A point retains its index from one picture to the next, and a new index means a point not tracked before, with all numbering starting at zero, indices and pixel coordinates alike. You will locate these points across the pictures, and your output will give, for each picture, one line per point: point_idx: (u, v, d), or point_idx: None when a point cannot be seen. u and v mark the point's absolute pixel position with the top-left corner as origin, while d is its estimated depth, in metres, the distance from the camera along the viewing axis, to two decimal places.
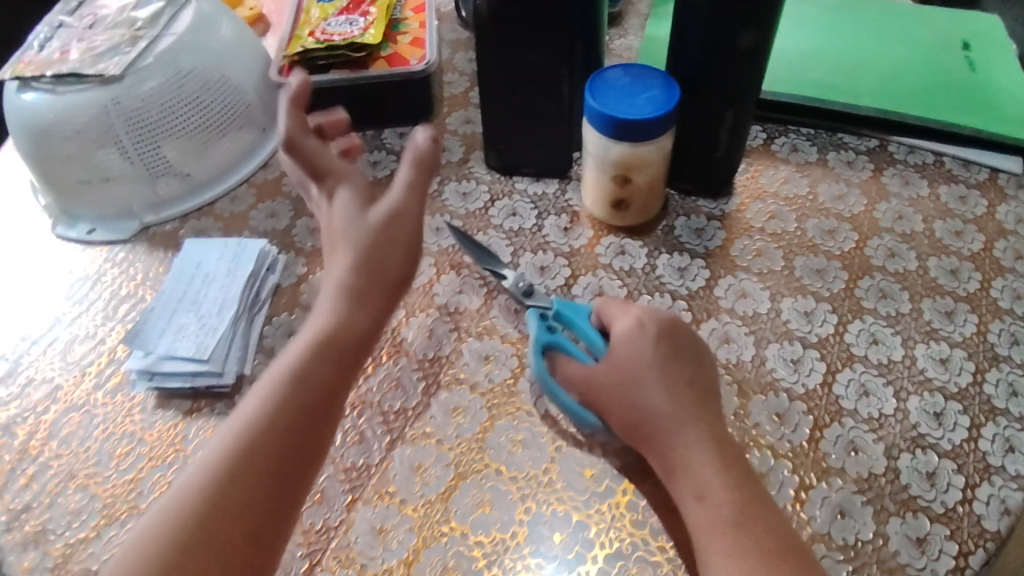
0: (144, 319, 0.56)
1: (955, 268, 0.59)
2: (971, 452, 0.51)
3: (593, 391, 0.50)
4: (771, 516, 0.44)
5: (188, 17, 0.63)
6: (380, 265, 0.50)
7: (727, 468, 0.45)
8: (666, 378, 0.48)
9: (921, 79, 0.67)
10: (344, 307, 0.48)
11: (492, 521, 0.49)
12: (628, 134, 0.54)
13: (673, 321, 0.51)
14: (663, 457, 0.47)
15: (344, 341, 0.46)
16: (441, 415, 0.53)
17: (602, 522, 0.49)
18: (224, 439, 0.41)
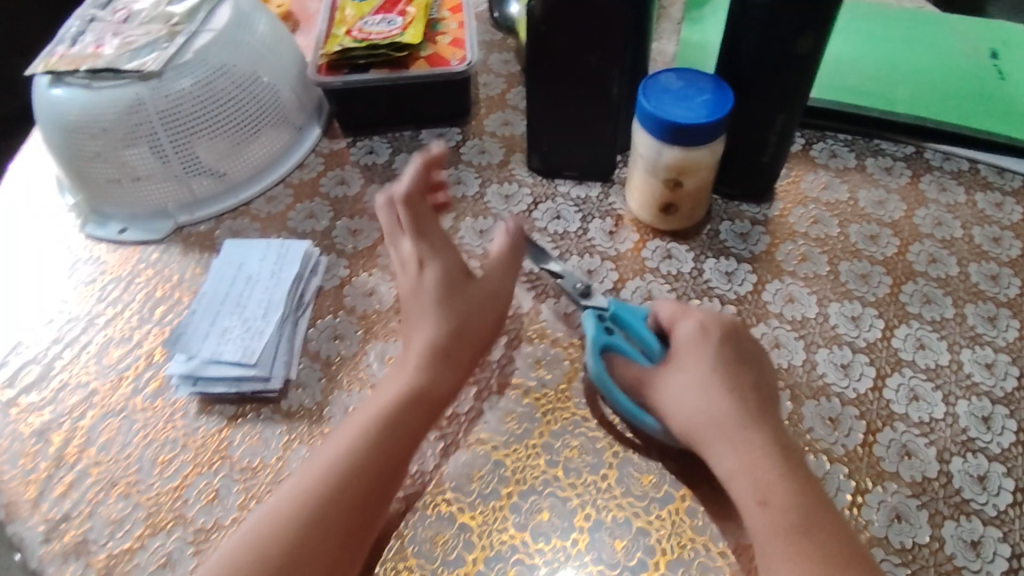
0: (185, 322, 0.55)
1: (995, 273, 0.60)
2: (1021, 456, 0.52)
3: (654, 392, 0.49)
4: (831, 521, 0.44)
5: (224, 15, 0.63)
6: (470, 328, 0.51)
7: (790, 472, 0.45)
8: (729, 382, 0.48)
9: (955, 86, 0.68)
10: (433, 367, 0.49)
11: (552, 529, 0.48)
12: (684, 138, 0.54)
13: (736, 325, 0.51)
14: (721, 459, 0.47)
15: (414, 414, 0.47)
16: (495, 421, 0.52)
17: (662, 530, 0.48)
18: (304, 488, 0.42)
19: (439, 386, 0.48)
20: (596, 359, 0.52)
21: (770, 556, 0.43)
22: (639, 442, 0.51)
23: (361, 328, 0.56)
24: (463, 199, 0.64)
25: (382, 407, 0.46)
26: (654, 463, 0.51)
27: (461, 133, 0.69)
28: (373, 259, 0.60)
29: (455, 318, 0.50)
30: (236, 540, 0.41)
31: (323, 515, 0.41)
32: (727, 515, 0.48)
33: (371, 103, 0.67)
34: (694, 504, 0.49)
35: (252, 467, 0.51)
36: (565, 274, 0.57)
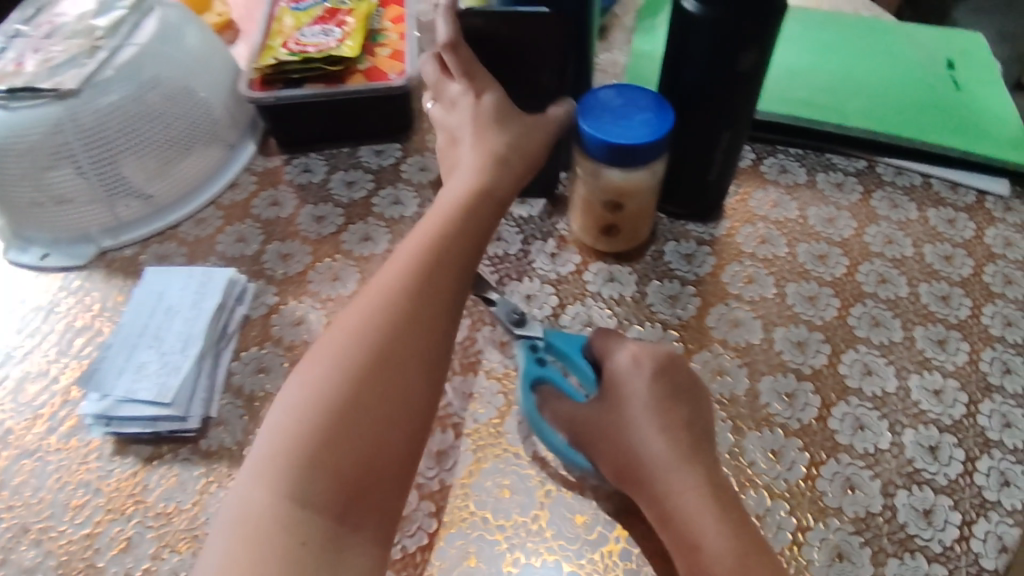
0: (100, 357, 0.53)
1: (946, 294, 0.58)
2: (968, 487, 0.50)
3: (586, 432, 0.48)
4: (772, 565, 0.41)
5: (151, 27, 0.59)
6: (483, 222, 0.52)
7: (726, 515, 0.43)
8: (663, 417, 0.46)
9: (911, 98, 0.66)
10: (454, 220, 0.50)
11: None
12: (626, 158, 0.52)
13: (671, 356, 0.48)
14: (655, 503, 0.44)
15: (448, 276, 0.47)
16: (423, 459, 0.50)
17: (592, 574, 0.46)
18: (344, 356, 0.42)
19: (466, 250, 0.50)
20: (530, 394, 0.51)
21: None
22: (572, 479, 0.50)
23: (287, 361, 0.54)
24: (400, 219, 0.61)
25: (416, 265, 0.47)
26: (586, 503, 0.49)
27: (401, 149, 0.66)
28: (303, 286, 0.57)
29: (485, 170, 0.53)
30: (282, 422, 0.40)
31: (384, 388, 0.42)
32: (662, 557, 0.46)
33: (307, 119, 0.64)
34: (626, 546, 0.47)
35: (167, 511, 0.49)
36: (502, 301, 0.55)
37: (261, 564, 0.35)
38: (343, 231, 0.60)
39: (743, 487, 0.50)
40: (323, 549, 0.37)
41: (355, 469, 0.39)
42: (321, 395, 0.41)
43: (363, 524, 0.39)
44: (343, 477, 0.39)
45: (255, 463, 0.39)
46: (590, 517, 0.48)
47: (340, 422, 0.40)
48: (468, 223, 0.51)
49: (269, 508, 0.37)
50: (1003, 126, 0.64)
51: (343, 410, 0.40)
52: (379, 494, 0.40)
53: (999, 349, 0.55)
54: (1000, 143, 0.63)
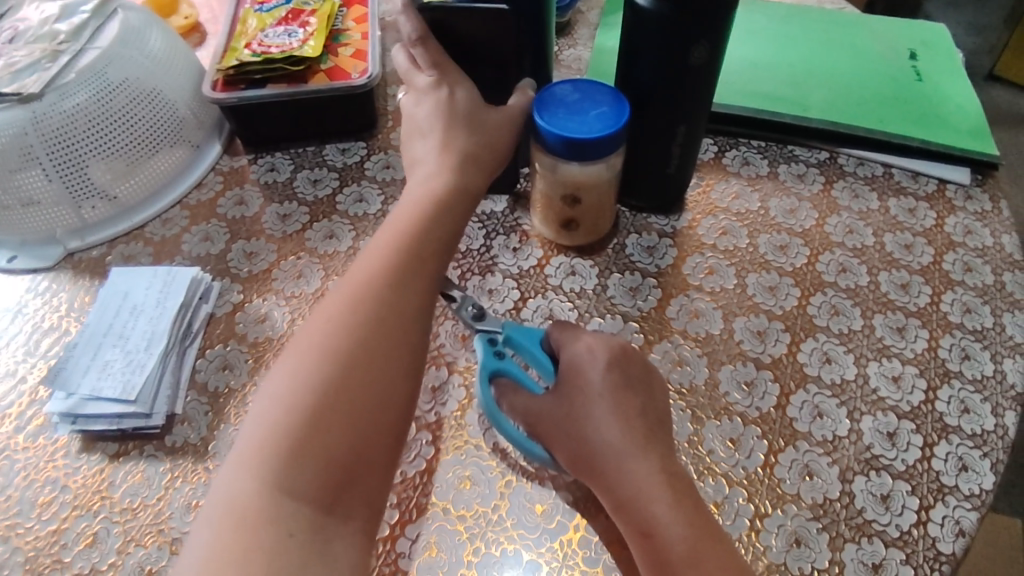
0: (66, 356, 0.53)
1: (906, 282, 0.59)
2: (925, 473, 0.50)
3: (541, 423, 0.48)
4: (725, 551, 0.42)
5: (114, 30, 0.60)
6: (452, 218, 0.51)
7: (679, 503, 0.43)
8: (620, 409, 0.46)
9: (872, 89, 0.66)
10: (424, 219, 0.49)
11: (438, 565, 0.46)
12: (579, 152, 0.52)
13: (625, 347, 0.49)
14: (609, 492, 0.45)
15: (426, 265, 0.47)
16: None
17: (553, 562, 0.46)
18: (316, 348, 0.41)
19: (442, 241, 0.49)
20: (488, 387, 0.51)
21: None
22: (532, 470, 0.50)
23: (251, 358, 0.54)
24: (365, 216, 0.62)
25: (393, 255, 0.47)
26: (545, 493, 0.49)
27: (365, 147, 0.67)
28: (268, 283, 0.58)
29: (453, 166, 0.53)
30: (266, 412, 0.39)
31: (367, 375, 0.41)
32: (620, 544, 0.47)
33: (271, 119, 0.64)
34: (585, 533, 0.47)
35: (132, 507, 0.49)
36: (465, 299, 0.55)
37: (248, 555, 0.35)
38: (308, 229, 0.61)
39: (701, 476, 0.50)
40: (309, 537, 0.36)
41: (341, 457, 0.39)
42: (296, 387, 0.40)
43: (351, 512, 0.38)
44: (330, 465, 0.38)
45: (237, 459, 0.38)
46: (551, 506, 0.49)
47: (323, 410, 0.39)
48: (445, 215, 0.50)
49: (255, 500, 0.36)
50: (962, 115, 0.65)
51: (328, 398, 0.39)
52: (366, 483, 0.39)
53: (957, 336, 0.56)
54: (959, 131, 0.64)
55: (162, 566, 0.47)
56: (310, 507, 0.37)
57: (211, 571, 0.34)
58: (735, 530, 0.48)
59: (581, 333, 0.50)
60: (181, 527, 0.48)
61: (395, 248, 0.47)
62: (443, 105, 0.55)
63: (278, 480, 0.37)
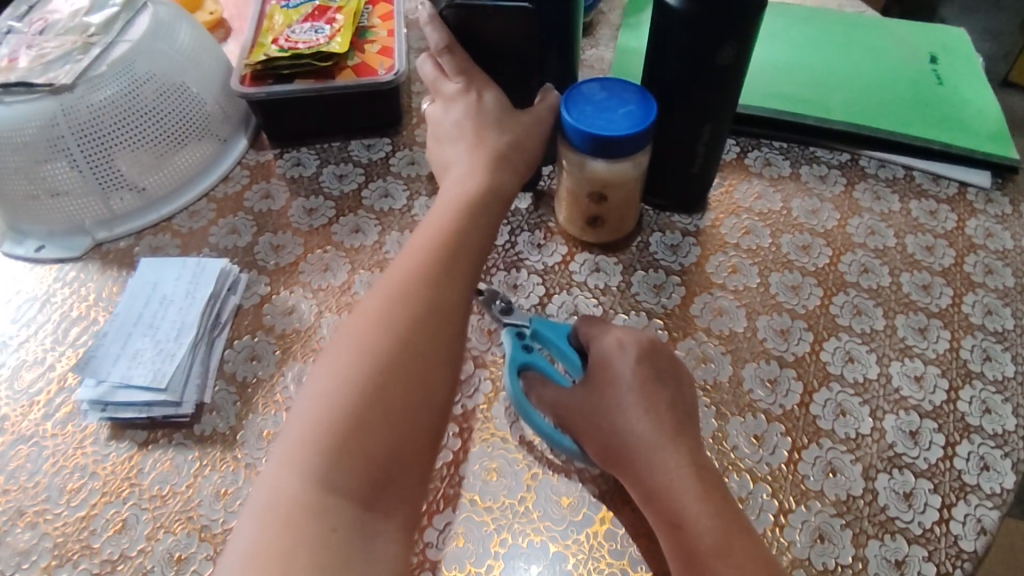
0: (96, 345, 0.53)
1: (927, 283, 0.59)
2: (947, 471, 0.51)
3: (571, 415, 0.48)
4: (752, 543, 0.42)
5: (144, 23, 0.61)
6: (485, 213, 0.50)
7: (707, 494, 0.43)
8: (651, 404, 0.46)
9: (892, 92, 0.67)
10: (460, 217, 0.49)
11: (466, 555, 0.47)
12: (606, 150, 0.53)
13: (654, 340, 0.49)
14: (637, 483, 0.45)
15: (464, 262, 0.47)
16: None
17: (580, 553, 0.47)
18: (358, 344, 0.41)
19: (480, 238, 0.49)
20: (516, 376, 0.52)
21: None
22: (559, 462, 0.50)
23: (279, 348, 0.55)
24: (390, 211, 0.62)
25: (432, 252, 0.47)
26: (573, 485, 0.50)
27: (390, 143, 0.67)
28: (295, 276, 0.58)
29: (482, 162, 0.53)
30: (308, 409, 0.40)
31: (407, 373, 0.41)
32: (647, 537, 0.47)
33: (298, 115, 0.65)
34: (612, 526, 0.48)
35: (162, 494, 0.49)
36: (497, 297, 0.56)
37: (291, 552, 0.35)
38: (334, 223, 0.61)
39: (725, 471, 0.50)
40: (350, 534, 0.36)
41: (384, 454, 0.39)
42: (338, 384, 0.40)
43: (391, 509, 0.39)
44: (371, 463, 0.38)
45: (280, 456, 0.39)
46: (577, 498, 0.49)
47: (369, 407, 0.39)
48: (481, 213, 0.50)
49: (297, 496, 0.37)
50: (981, 118, 0.65)
51: (370, 396, 0.40)
52: (407, 480, 0.39)
53: (979, 337, 0.56)
54: (979, 135, 0.64)
55: (191, 553, 0.47)
56: (349, 504, 0.37)
57: (253, 567, 0.34)
58: (760, 524, 0.48)
59: (611, 328, 0.51)
60: (210, 515, 0.48)
61: (433, 245, 0.47)
62: (468, 105, 0.56)
63: (317, 478, 0.37)
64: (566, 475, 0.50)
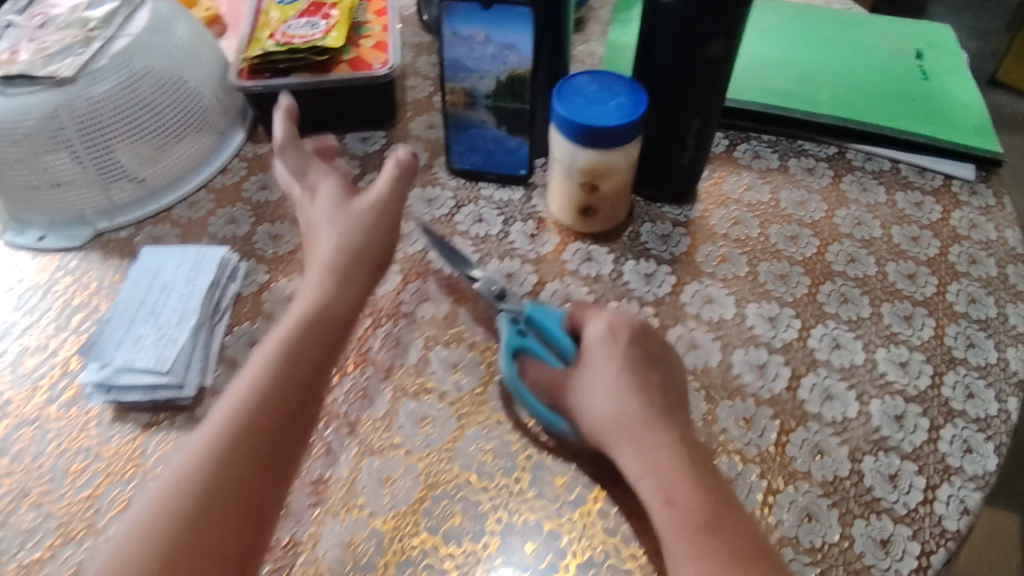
0: (100, 330, 0.55)
1: (913, 273, 0.60)
2: (931, 454, 0.52)
3: (564, 396, 0.49)
4: (741, 520, 0.43)
5: (144, 18, 0.61)
6: (360, 256, 0.51)
7: (697, 472, 0.45)
8: (641, 386, 0.47)
9: (879, 87, 0.68)
10: (331, 286, 0.49)
11: (463, 533, 0.48)
12: (597, 141, 0.54)
13: (645, 326, 0.51)
14: (628, 462, 0.46)
15: (324, 352, 0.46)
16: (410, 425, 0.53)
17: (572, 530, 0.48)
18: (204, 432, 0.41)
19: (341, 325, 0.48)
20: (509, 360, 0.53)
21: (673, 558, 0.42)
22: (554, 445, 0.52)
23: None
24: None
25: (294, 329, 0.46)
26: (567, 466, 0.51)
27: (386, 137, 0.68)
28: (293, 265, 0.60)
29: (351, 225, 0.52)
30: (146, 501, 0.38)
31: (248, 460, 0.40)
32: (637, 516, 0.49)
33: None
34: (604, 503, 0.49)
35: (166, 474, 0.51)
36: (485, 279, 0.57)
37: None
38: None
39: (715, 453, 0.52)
40: None
41: (204, 541, 0.37)
42: (173, 478, 0.39)
43: None
44: (195, 558, 0.36)
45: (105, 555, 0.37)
46: (570, 478, 0.51)
47: (201, 505, 0.38)
48: (349, 275, 0.50)
49: None
50: (966, 113, 0.67)
51: (202, 489, 0.38)
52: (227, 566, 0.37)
53: (963, 325, 0.58)
54: (965, 129, 0.66)
55: None
56: None
57: None
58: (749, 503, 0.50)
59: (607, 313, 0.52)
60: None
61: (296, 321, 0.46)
62: None
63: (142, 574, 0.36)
64: (560, 457, 0.52)
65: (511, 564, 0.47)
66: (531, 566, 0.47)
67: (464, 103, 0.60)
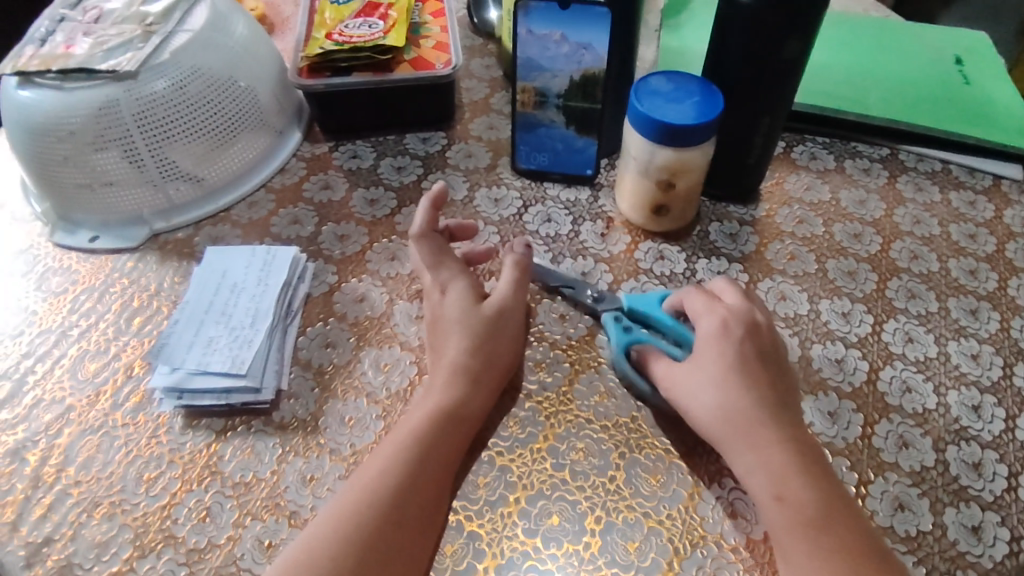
0: (168, 333, 0.53)
1: (974, 268, 0.61)
2: (1012, 442, 0.52)
3: (674, 385, 0.49)
4: (854, 518, 0.43)
5: (202, 14, 0.59)
6: (493, 354, 0.50)
7: (808, 469, 0.44)
8: (752, 377, 0.47)
9: (926, 90, 0.70)
10: (464, 386, 0.49)
11: (562, 534, 0.47)
12: (676, 140, 0.54)
13: (757, 323, 0.50)
14: (735, 455, 0.46)
15: (451, 445, 0.47)
16: (498, 425, 0.52)
17: (675, 527, 0.47)
18: (336, 516, 0.42)
19: (466, 438, 0.48)
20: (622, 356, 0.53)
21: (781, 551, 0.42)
22: (644, 440, 0.51)
23: (354, 335, 0.54)
24: (452, 202, 0.63)
25: (429, 426, 0.46)
26: (660, 462, 0.50)
27: (445, 137, 0.68)
28: (362, 265, 0.58)
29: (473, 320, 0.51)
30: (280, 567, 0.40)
31: None
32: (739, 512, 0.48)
33: (354, 108, 0.65)
34: (702, 500, 0.48)
35: (246, 482, 0.48)
36: (578, 285, 0.57)
37: None
38: (397, 213, 0.62)
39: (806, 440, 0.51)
40: None
41: None
42: (307, 552, 0.40)
43: None
44: None
45: None
46: (664, 475, 0.49)
47: None
48: (481, 377, 0.49)
49: None
50: (1011, 114, 0.69)
51: None
52: None
53: None
54: (1011, 129, 0.68)
55: (282, 539, 0.46)
56: None
57: None
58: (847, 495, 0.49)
59: (712, 302, 0.51)
60: (298, 502, 0.47)
61: (431, 421, 0.46)
62: None
63: None
64: (652, 454, 0.50)
65: (616, 565, 0.46)
66: (637, 565, 0.46)
67: (534, 103, 0.60)
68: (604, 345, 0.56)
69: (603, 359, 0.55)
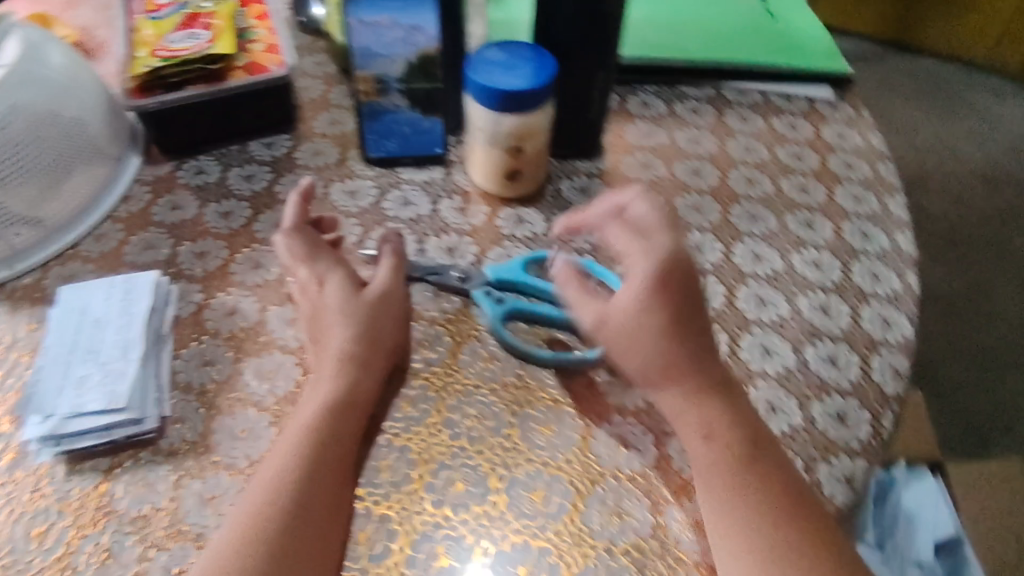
0: (35, 381, 0.51)
1: (804, 184, 0.67)
2: (858, 333, 0.58)
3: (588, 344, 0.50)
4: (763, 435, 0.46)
5: (14, 47, 0.56)
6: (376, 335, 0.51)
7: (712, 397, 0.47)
8: (671, 322, 0.47)
9: (738, 28, 0.75)
10: (352, 370, 0.50)
11: (469, 497, 0.48)
12: (519, 104, 0.56)
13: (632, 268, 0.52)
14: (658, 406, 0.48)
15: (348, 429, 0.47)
16: (390, 408, 0.52)
17: (573, 473, 0.50)
18: (242, 516, 0.43)
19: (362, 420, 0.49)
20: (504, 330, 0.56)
21: (711, 498, 0.44)
22: (528, 393, 0.54)
23: (231, 349, 0.54)
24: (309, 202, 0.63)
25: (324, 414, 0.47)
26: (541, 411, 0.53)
27: (290, 138, 0.67)
28: (228, 279, 0.58)
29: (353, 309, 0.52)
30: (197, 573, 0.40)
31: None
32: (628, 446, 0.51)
33: (192, 123, 0.64)
34: (591, 441, 0.51)
35: (141, 514, 0.47)
36: (439, 271, 0.58)
37: None
38: (254, 222, 0.61)
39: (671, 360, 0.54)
40: None
41: None
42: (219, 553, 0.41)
43: None
44: None
45: None
46: (555, 424, 0.52)
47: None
48: (368, 359, 0.50)
49: None
50: (815, 40, 0.75)
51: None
52: None
53: (855, 220, 0.64)
54: (817, 54, 0.74)
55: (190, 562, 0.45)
56: None
57: None
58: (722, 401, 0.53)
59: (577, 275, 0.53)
60: (198, 523, 0.46)
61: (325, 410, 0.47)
62: None
63: None
64: (539, 405, 0.53)
65: (524, 521, 0.47)
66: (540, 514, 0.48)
67: (374, 91, 0.61)
68: (477, 313, 0.57)
69: (477, 323, 0.57)
